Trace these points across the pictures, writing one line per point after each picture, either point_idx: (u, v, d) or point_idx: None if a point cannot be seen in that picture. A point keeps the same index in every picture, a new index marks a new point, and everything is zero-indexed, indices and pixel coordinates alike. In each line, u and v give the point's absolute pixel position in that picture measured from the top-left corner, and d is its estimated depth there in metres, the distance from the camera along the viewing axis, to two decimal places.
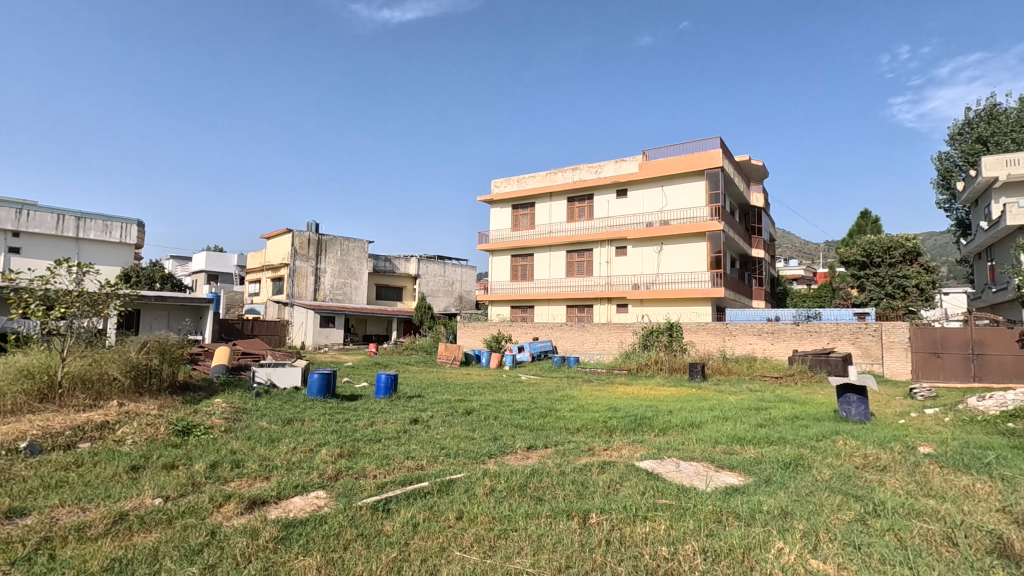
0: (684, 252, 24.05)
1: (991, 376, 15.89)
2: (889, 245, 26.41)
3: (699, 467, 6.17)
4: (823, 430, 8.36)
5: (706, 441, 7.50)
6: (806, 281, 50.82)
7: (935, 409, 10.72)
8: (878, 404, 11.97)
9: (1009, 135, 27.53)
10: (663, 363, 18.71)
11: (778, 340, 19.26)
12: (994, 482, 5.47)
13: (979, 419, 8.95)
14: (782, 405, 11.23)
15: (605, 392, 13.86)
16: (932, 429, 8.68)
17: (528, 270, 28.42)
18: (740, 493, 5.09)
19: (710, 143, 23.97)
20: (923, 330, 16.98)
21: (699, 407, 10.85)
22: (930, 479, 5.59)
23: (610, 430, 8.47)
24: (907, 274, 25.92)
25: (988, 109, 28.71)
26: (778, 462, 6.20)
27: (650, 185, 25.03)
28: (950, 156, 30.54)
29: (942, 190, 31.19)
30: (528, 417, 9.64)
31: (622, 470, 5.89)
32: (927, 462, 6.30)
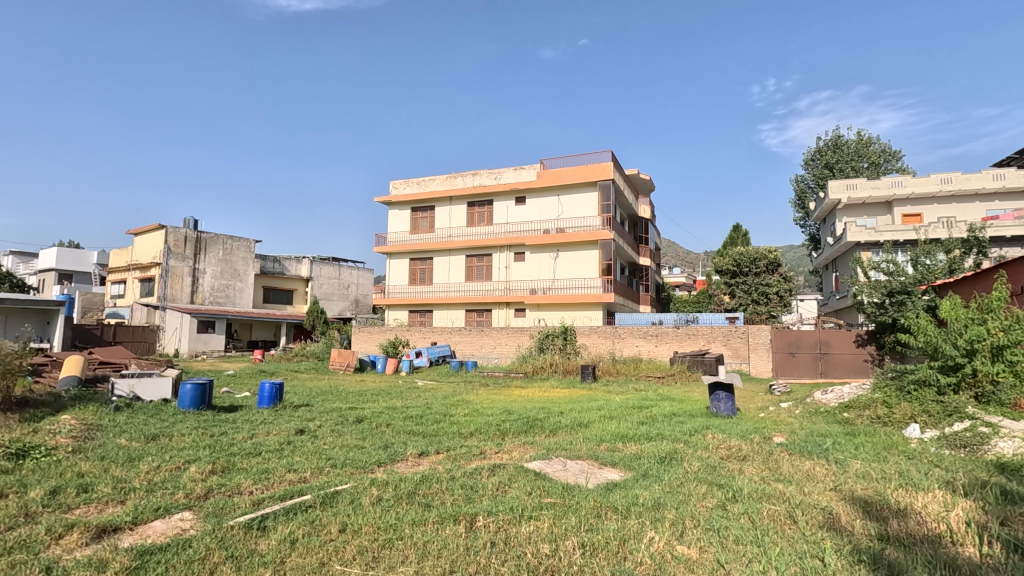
0: (578, 259, 25.07)
1: (835, 371, 18.23)
2: (755, 256, 29.37)
3: (584, 465, 6.45)
4: (696, 425, 9.10)
5: (592, 440, 7.87)
6: (688, 288, 55.27)
7: (789, 403, 12.09)
8: (743, 400, 13.31)
9: (849, 163, 31.96)
10: (557, 366, 19.36)
11: (661, 342, 20.71)
12: (830, 464, 6.31)
13: (823, 410, 10.24)
14: (663, 403, 12.10)
15: (501, 396, 14.06)
16: (785, 421, 9.77)
17: (427, 274, 28.14)
18: (619, 488, 5.41)
19: (602, 156, 25.22)
20: (782, 333, 19.09)
21: (588, 408, 11.34)
22: (780, 465, 6.32)
23: (503, 433, 8.61)
24: (770, 283, 29.03)
25: (834, 140, 33.01)
26: (655, 457, 6.67)
27: (546, 193, 25.84)
28: (804, 180, 34.65)
29: (798, 209, 35.29)
30: (421, 423, 9.51)
31: (510, 471, 6.02)
32: (779, 450, 7.11)
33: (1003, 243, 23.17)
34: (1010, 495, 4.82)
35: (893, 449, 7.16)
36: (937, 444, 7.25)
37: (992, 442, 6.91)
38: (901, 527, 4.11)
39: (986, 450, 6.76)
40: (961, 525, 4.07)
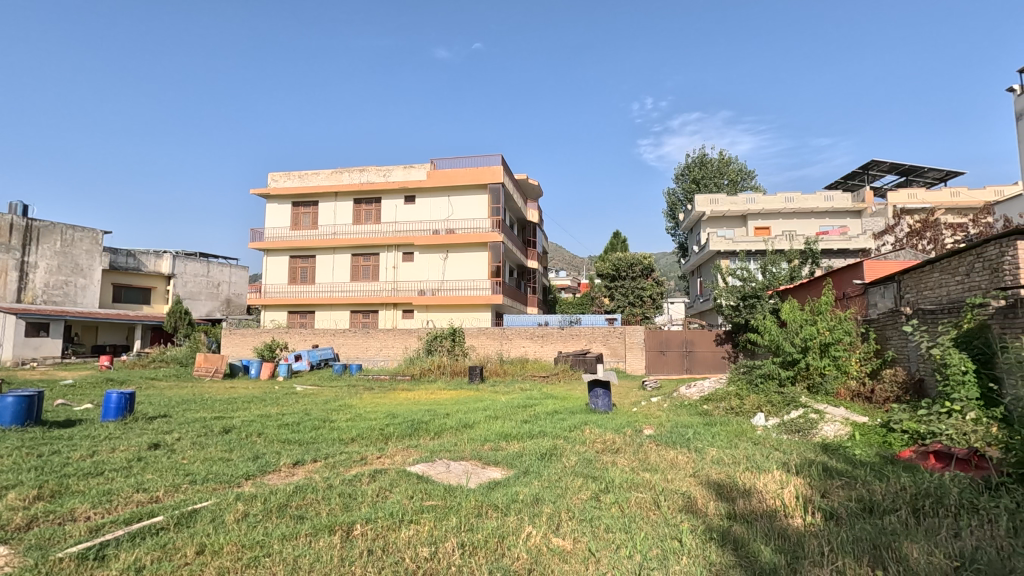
0: (467, 261, 25.17)
1: (699, 367, 20.35)
2: (632, 262, 31.49)
3: (467, 466, 6.49)
4: (575, 421, 9.52)
5: (476, 441, 7.94)
6: (572, 291, 57.99)
7: (658, 398, 13.12)
8: (619, 396, 14.20)
9: (712, 180, 35.41)
10: (445, 368, 19.23)
11: (546, 342, 21.39)
12: (691, 453, 6.94)
13: (687, 403, 11.24)
14: (546, 401, 12.52)
15: (385, 399, 13.70)
16: (654, 415, 10.56)
17: (309, 273, 26.65)
18: (501, 485, 5.50)
19: (493, 160, 25.54)
20: (654, 333, 20.74)
21: (473, 408, 11.41)
22: (649, 455, 6.82)
23: (386, 437, 8.40)
24: (645, 287, 31.30)
25: (700, 157, 36.37)
26: (536, 454, 6.89)
27: (436, 194, 25.64)
28: (675, 193, 37.75)
29: (670, 219, 38.36)
30: (298, 431, 8.97)
31: (392, 476, 5.88)
32: (649, 442, 7.67)
33: (832, 255, 26.98)
34: (829, 471, 5.64)
35: (743, 436, 8.02)
36: (777, 429, 8.25)
37: (820, 426, 8.03)
38: (745, 506, 4.61)
39: (815, 434, 7.83)
40: (792, 499, 4.67)
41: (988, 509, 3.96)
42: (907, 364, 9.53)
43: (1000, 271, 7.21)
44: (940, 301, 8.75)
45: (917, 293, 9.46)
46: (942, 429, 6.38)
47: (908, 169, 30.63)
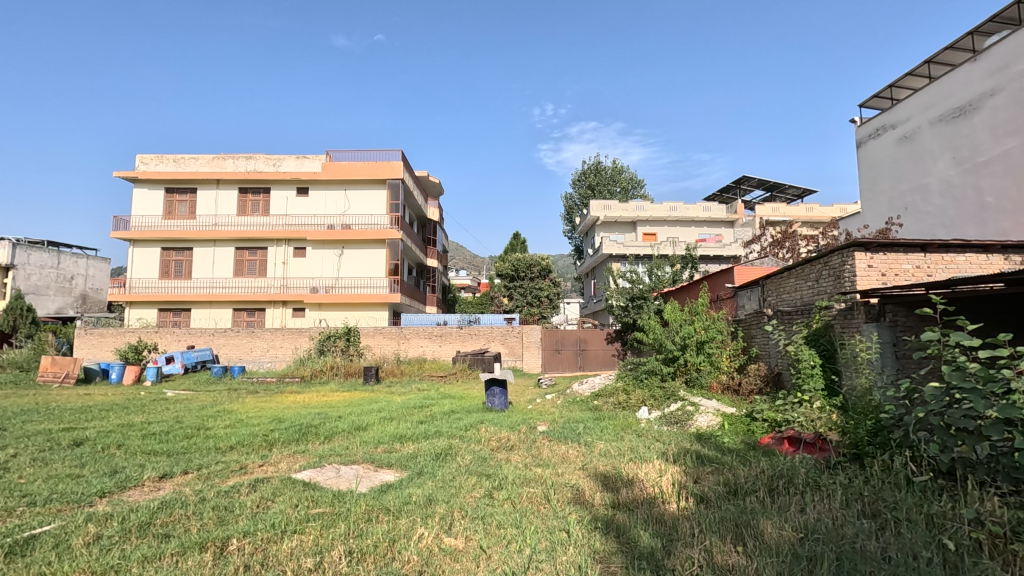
0: (363, 258, 24.33)
1: (591, 364, 21.38)
2: (530, 263, 32.15)
3: (359, 470, 6.27)
4: (471, 420, 9.54)
5: (369, 443, 7.70)
6: (472, 290, 58.32)
7: (553, 395, 13.55)
8: (515, 394, 14.46)
9: (606, 186, 37.20)
10: (338, 368, 18.38)
11: (444, 342, 21.26)
12: (580, 447, 7.25)
13: (579, 399, 11.70)
14: (443, 401, 12.43)
15: (271, 403, 12.86)
16: (548, 411, 10.90)
17: (184, 267, 24.33)
18: (392, 488, 5.38)
19: (393, 155, 24.91)
20: (549, 332, 21.42)
21: (367, 410, 11.06)
22: (542, 451, 7.01)
23: (270, 443, 7.88)
24: (542, 287, 32.12)
25: (596, 164, 38.07)
26: (431, 454, 6.81)
27: (332, 187, 24.53)
28: (572, 197, 39.18)
29: (567, 223, 39.71)
30: (167, 440, 8.14)
31: (275, 485, 5.52)
32: (541, 438, 7.89)
33: (709, 260, 29.53)
34: (702, 458, 6.16)
35: (629, 428, 8.53)
36: (659, 421, 8.86)
37: (695, 417, 8.75)
38: (628, 494, 4.90)
39: (690, 424, 8.52)
40: (670, 486, 5.04)
41: (828, 485, 4.52)
42: (768, 360, 10.67)
43: (842, 278, 8.26)
44: (794, 303, 9.88)
45: (777, 296, 10.59)
46: (794, 417, 7.21)
47: (773, 186, 34.26)
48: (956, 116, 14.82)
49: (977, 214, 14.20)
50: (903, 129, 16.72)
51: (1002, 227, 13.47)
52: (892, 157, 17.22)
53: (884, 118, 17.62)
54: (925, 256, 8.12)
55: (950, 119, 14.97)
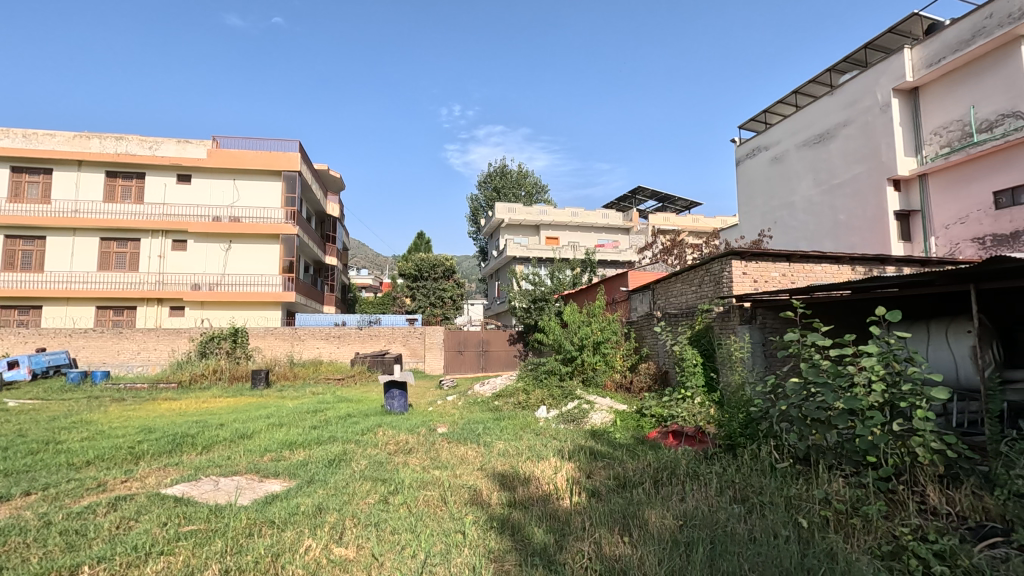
0: (253, 254, 22.71)
1: (492, 365, 21.58)
2: (434, 263, 31.77)
3: (242, 481, 5.82)
4: (368, 424, 9.22)
5: (255, 452, 7.18)
6: (373, 290, 56.56)
7: (453, 396, 13.51)
8: (416, 396, 14.19)
9: (511, 190, 37.76)
10: (222, 372, 16.91)
11: (343, 343, 20.42)
12: (480, 447, 7.26)
13: (480, 400, 11.75)
14: (339, 405, 11.91)
15: (141, 412, 11.59)
16: (449, 413, 10.81)
17: (35, 258, 21.29)
18: (279, 499, 5.04)
19: (290, 146, 23.53)
20: (452, 333, 21.36)
21: (254, 416, 10.33)
22: (440, 453, 6.94)
23: (137, 456, 7.09)
24: (446, 288, 31.85)
25: (501, 167, 38.50)
26: (323, 461, 6.49)
27: (219, 175, 22.67)
28: (478, 199, 39.33)
29: (472, 224, 39.75)
30: (5, 458, 7.04)
31: (140, 502, 4.96)
32: (441, 439, 7.81)
33: (606, 265, 30.98)
34: (594, 453, 6.43)
35: (527, 427, 8.71)
36: (557, 419, 9.12)
37: (590, 415, 9.11)
38: (524, 492, 4.98)
39: (585, 421, 8.86)
40: (564, 482, 5.20)
41: (705, 474, 4.90)
42: (657, 359, 11.38)
43: (721, 283, 8.99)
44: (680, 306, 10.62)
45: (665, 300, 11.32)
46: (678, 412, 7.75)
47: (664, 197, 36.65)
48: (817, 142, 16.75)
49: (832, 229, 16.14)
50: (774, 151, 18.62)
51: (851, 241, 15.43)
52: (765, 175, 19.12)
53: (759, 140, 19.51)
54: (789, 265, 9.06)
55: (812, 145, 16.90)
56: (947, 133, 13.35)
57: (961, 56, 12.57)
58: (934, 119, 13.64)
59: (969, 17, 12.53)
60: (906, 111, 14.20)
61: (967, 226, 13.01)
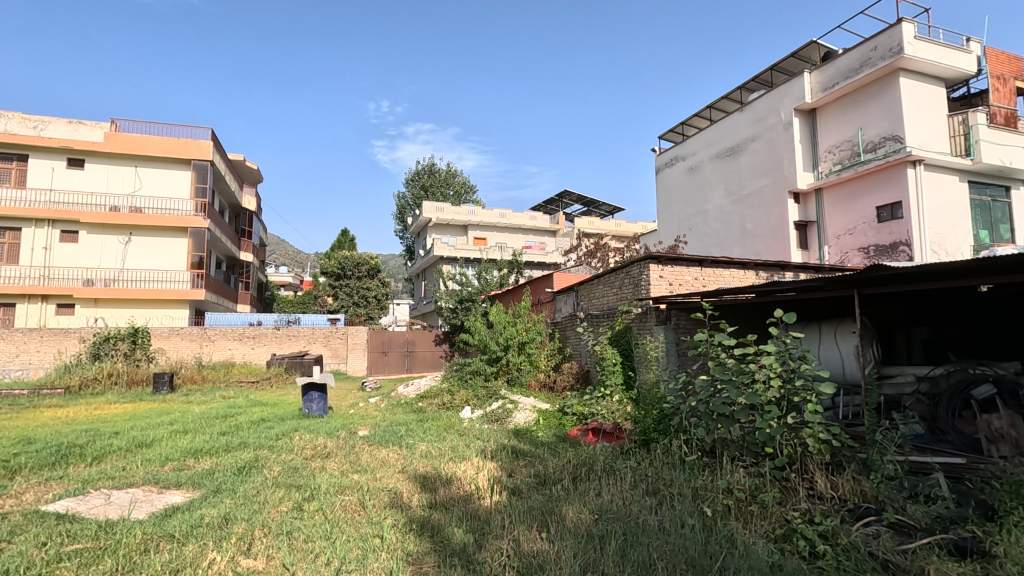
0: (157, 247, 21.03)
1: (418, 366, 21.33)
2: (358, 261, 30.88)
3: (138, 493, 5.36)
4: (284, 428, 8.79)
5: (154, 461, 6.64)
6: (293, 288, 53.96)
7: (377, 398, 13.19)
8: (336, 398, 13.70)
9: (439, 189, 37.40)
10: (118, 376, 15.44)
11: (258, 344, 19.37)
12: (402, 449, 7.14)
13: (404, 402, 11.55)
14: (252, 409, 11.28)
15: (19, 421, 10.38)
16: (371, 415, 10.53)
17: None
18: (180, 511, 4.69)
19: (201, 133, 22.02)
20: (376, 334, 20.87)
21: (155, 423, 9.55)
22: (360, 456, 6.76)
23: (11, 470, 6.35)
24: (370, 287, 30.99)
25: (430, 166, 38.02)
26: (232, 468, 6.12)
27: (118, 162, 20.81)
28: (405, 197, 38.62)
29: (399, 222, 38.95)
30: None
31: (14, 522, 4.44)
32: (362, 442, 7.60)
33: (532, 266, 31.43)
34: (517, 452, 6.51)
35: (451, 428, 8.67)
36: (481, 419, 9.15)
37: (514, 414, 9.21)
38: (446, 493, 4.95)
39: (509, 421, 8.94)
40: (486, 482, 5.22)
41: (621, 469, 5.09)
42: (579, 358, 11.69)
43: (640, 286, 9.37)
44: (602, 307, 10.98)
45: (587, 301, 11.65)
46: (598, 410, 8.01)
47: (589, 202, 37.69)
48: (728, 155, 17.89)
49: (740, 237, 17.29)
50: (691, 161, 19.69)
51: (757, 248, 16.60)
52: (681, 184, 20.18)
53: (677, 151, 20.55)
54: (701, 269, 9.61)
55: (724, 157, 18.03)
56: (839, 152, 14.70)
57: (851, 83, 13.89)
58: (829, 138, 14.98)
59: (858, 49, 13.89)
60: (805, 130, 15.47)
61: (855, 237, 14.39)
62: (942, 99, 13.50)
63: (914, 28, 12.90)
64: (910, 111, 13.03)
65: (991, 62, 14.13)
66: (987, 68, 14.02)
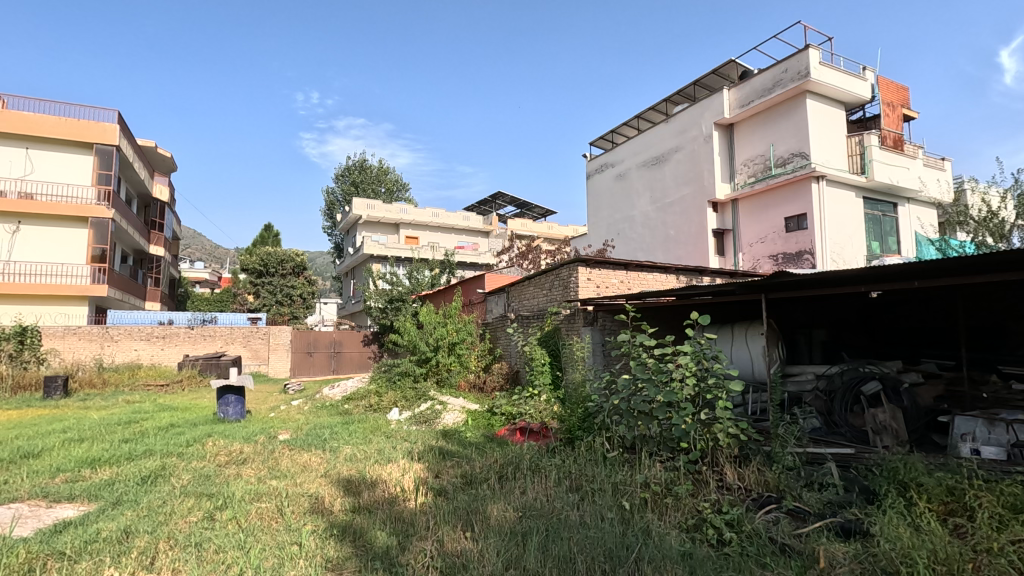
0: (51, 238, 19.16)
1: (345, 367, 20.65)
2: (282, 258, 29.57)
3: (23, 509, 4.86)
4: (195, 434, 8.25)
5: (43, 473, 6.04)
6: (210, 285, 50.63)
7: (299, 400, 12.68)
8: (255, 402, 13.01)
9: (370, 185, 36.49)
10: (2, 380, 13.75)
11: (168, 344, 18.10)
12: (324, 453, 6.91)
13: (328, 404, 11.17)
14: (159, 414, 10.49)
15: None
16: (293, 419, 10.10)
17: None
18: (73, 526, 4.31)
19: (107, 116, 20.25)
20: (301, 334, 20.02)
21: (44, 432, 8.66)
22: (279, 461, 6.48)
23: None
24: (295, 285, 29.70)
25: (361, 161, 36.98)
26: (134, 478, 5.68)
27: (5, 142, 18.78)
28: (334, 193, 37.34)
29: (327, 218, 37.58)
30: None
31: None
32: (281, 447, 7.29)
33: (465, 266, 31.36)
34: (444, 453, 6.48)
35: (378, 430, 8.49)
36: (408, 421, 9.02)
37: (442, 415, 9.16)
38: (370, 496, 4.85)
39: (437, 422, 8.88)
40: (411, 484, 5.17)
41: (546, 467, 5.20)
42: (508, 359, 11.81)
43: (568, 287, 9.59)
44: (532, 308, 11.14)
45: (518, 302, 11.79)
46: (526, 410, 8.14)
47: (523, 204, 38.10)
48: (654, 163, 18.67)
49: (664, 242, 18.10)
50: (619, 168, 20.39)
51: (678, 254, 17.46)
52: (610, 190, 20.85)
53: (606, 157, 21.21)
54: (626, 272, 9.98)
55: (650, 166, 18.81)
56: (753, 165, 15.75)
57: (764, 101, 14.93)
58: (744, 152, 16.01)
59: (771, 70, 14.95)
60: (724, 143, 16.43)
61: (766, 245, 15.46)
62: (842, 120, 14.77)
63: (819, 55, 14.05)
64: (815, 130, 14.17)
65: (883, 90, 15.64)
66: (880, 95, 15.50)
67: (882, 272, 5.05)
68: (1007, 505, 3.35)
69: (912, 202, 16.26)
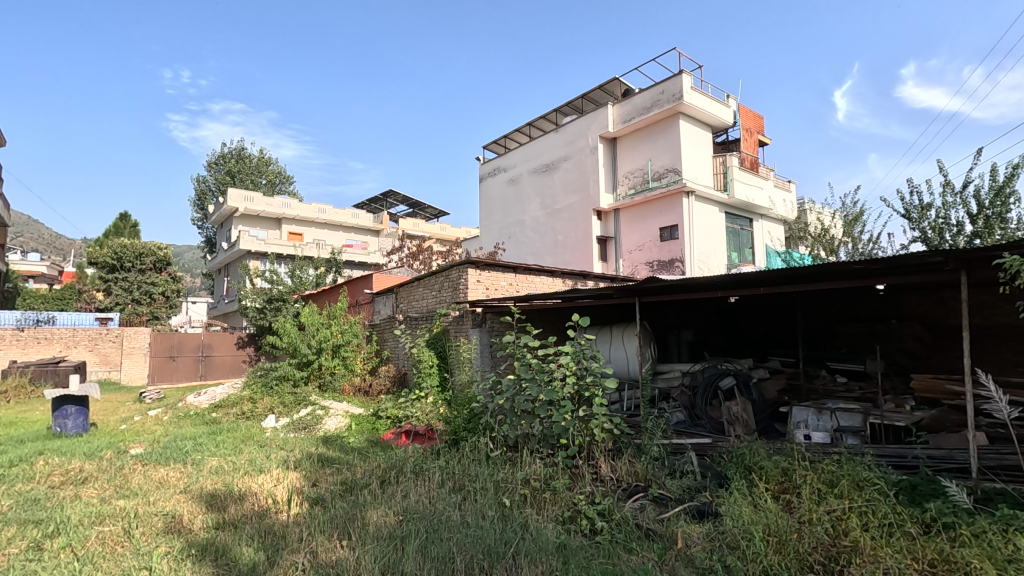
0: None
1: (213, 373, 18.66)
2: (141, 251, 26.50)
3: None
4: (22, 453, 7.11)
5: None
6: (47, 281, 43.91)
7: (158, 410, 11.44)
8: (103, 413, 11.49)
9: (249, 176, 33.87)
10: None
11: None
12: (186, 466, 6.30)
13: (193, 413, 10.19)
14: None
15: None
16: (149, 430, 9.06)
17: None
18: None
19: None
20: (162, 336, 17.86)
21: None
22: (130, 478, 5.79)
23: None
24: (157, 282, 26.70)
25: (239, 150, 34.17)
26: None
27: None
28: (206, 181, 34.04)
29: (197, 210, 34.27)
30: None
31: None
32: (133, 462, 6.52)
33: (353, 266, 30.24)
34: (324, 459, 6.22)
35: (251, 439, 7.92)
36: (285, 428, 8.48)
37: (323, 421, 8.74)
38: (236, 511, 4.50)
39: (318, 428, 8.45)
40: (284, 495, 4.87)
41: (429, 469, 5.17)
42: (396, 361, 11.58)
43: (457, 289, 9.60)
44: (421, 310, 11.01)
45: (407, 303, 11.60)
46: (411, 413, 8.05)
47: (415, 204, 37.60)
48: (543, 170, 19.32)
49: (551, 247, 18.77)
50: (511, 173, 20.83)
51: (564, 258, 18.21)
52: (502, 194, 21.25)
53: (498, 162, 21.56)
54: (515, 275, 10.20)
55: (539, 172, 19.44)
56: (633, 178, 16.88)
57: (644, 118, 16.04)
58: (625, 165, 17.10)
59: (649, 90, 16.11)
60: (607, 155, 17.43)
61: (643, 252, 16.63)
62: (708, 141, 16.32)
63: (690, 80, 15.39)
64: (686, 148, 15.50)
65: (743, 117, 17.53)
66: (740, 121, 17.37)
67: (737, 279, 5.63)
68: (825, 481, 3.89)
69: (764, 218, 18.38)
